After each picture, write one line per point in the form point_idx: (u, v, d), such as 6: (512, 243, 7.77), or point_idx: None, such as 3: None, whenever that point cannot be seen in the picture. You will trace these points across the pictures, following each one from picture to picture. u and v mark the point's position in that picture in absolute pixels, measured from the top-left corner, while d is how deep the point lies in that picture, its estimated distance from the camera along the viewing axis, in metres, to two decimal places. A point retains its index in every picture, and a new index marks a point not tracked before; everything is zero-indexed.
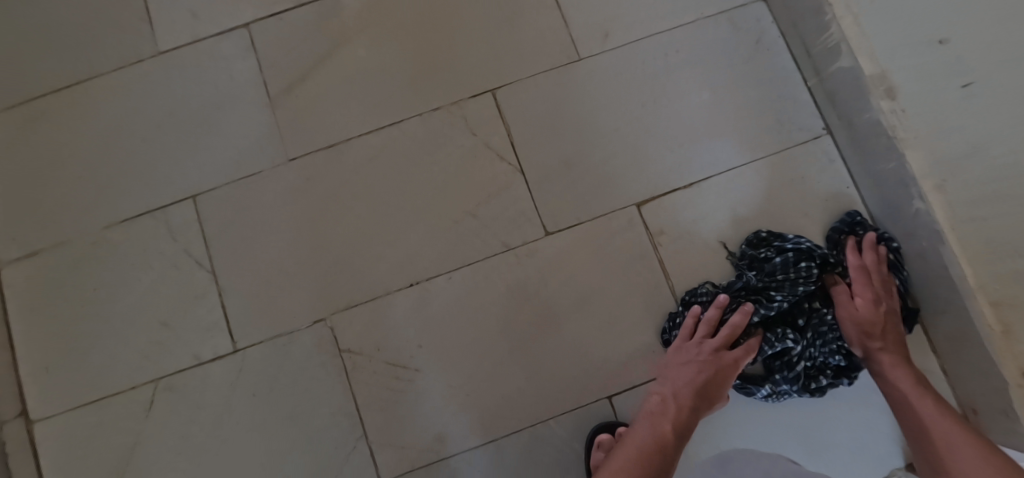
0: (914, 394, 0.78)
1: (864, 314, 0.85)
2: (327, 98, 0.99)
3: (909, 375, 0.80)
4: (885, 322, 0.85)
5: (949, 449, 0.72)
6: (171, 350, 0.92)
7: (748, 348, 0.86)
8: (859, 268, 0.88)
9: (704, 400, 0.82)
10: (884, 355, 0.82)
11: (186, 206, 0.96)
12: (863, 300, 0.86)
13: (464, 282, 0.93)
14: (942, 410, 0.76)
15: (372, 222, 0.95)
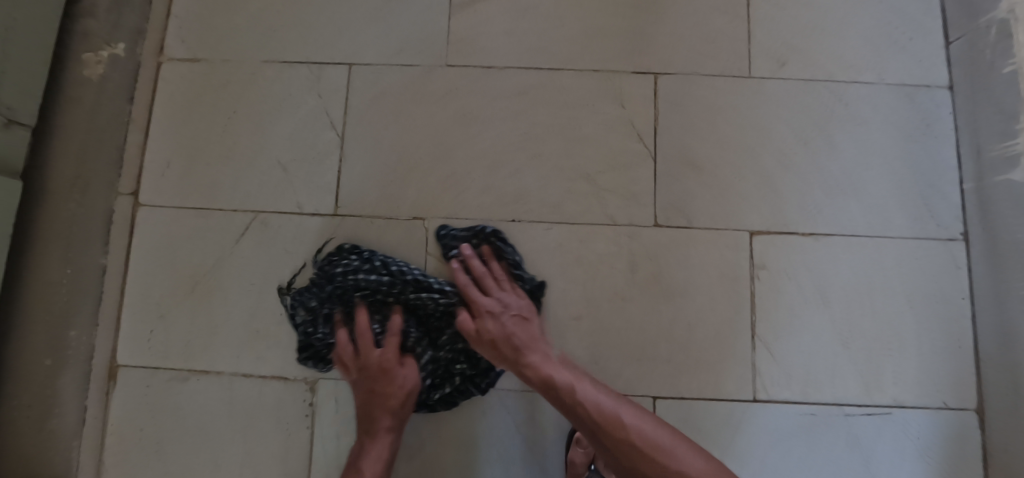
0: (565, 377, 0.82)
1: (494, 333, 0.86)
2: (502, 23, 1.01)
3: (525, 363, 0.84)
4: (512, 330, 0.86)
5: (615, 429, 0.77)
6: (280, 191, 0.97)
7: (392, 343, 0.87)
8: (467, 284, 0.89)
9: (382, 397, 0.85)
10: (513, 361, 0.85)
11: (340, 70, 1.01)
12: (478, 316, 0.87)
13: (562, 237, 0.95)
14: (577, 404, 0.80)
15: (498, 148, 0.97)
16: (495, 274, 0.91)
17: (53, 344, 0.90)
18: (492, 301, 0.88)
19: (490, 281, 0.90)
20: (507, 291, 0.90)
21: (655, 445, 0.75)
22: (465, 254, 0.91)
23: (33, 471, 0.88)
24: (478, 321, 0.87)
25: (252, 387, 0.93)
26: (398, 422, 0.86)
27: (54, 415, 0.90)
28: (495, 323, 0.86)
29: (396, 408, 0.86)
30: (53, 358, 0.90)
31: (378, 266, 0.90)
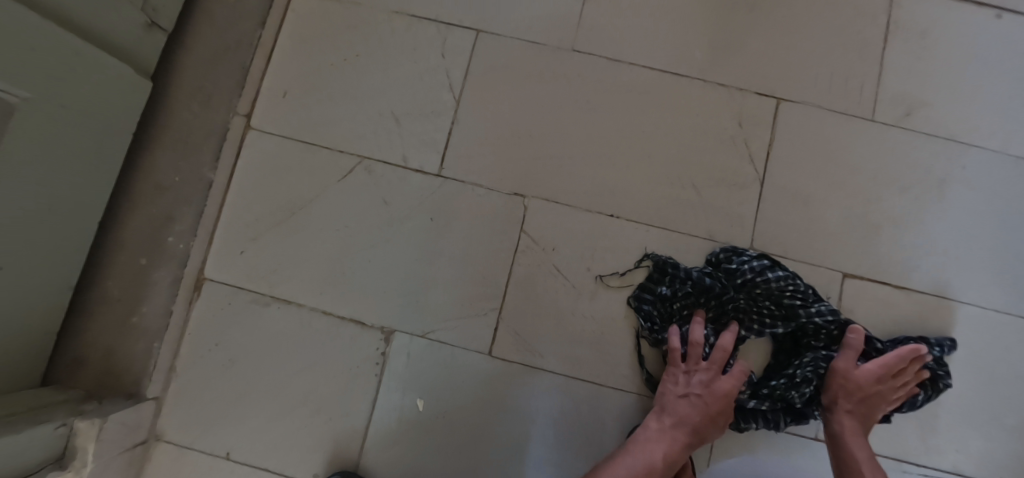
0: (867, 455, 0.85)
1: (855, 383, 0.88)
2: (635, 19, 1.01)
3: (852, 431, 0.86)
4: (876, 403, 0.88)
5: None
6: (388, 141, 0.98)
7: (739, 365, 0.88)
8: (886, 356, 0.88)
9: (711, 411, 0.86)
10: (852, 425, 0.87)
11: (467, 34, 1.01)
12: (866, 378, 0.87)
13: (658, 241, 0.95)
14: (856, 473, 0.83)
15: (610, 141, 0.97)
16: (906, 361, 0.88)
17: (149, 244, 0.92)
18: (884, 366, 0.88)
19: (908, 377, 0.89)
20: (903, 381, 0.89)
21: None
22: (916, 347, 0.88)
23: (113, 362, 0.89)
24: (862, 380, 0.88)
25: (329, 326, 0.94)
26: (705, 436, 0.86)
27: (141, 312, 0.91)
28: (874, 388, 0.87)
29: (713, 423, 0.86)
30: (147, 257, 0.92)
31: (766, 276, 0.91)
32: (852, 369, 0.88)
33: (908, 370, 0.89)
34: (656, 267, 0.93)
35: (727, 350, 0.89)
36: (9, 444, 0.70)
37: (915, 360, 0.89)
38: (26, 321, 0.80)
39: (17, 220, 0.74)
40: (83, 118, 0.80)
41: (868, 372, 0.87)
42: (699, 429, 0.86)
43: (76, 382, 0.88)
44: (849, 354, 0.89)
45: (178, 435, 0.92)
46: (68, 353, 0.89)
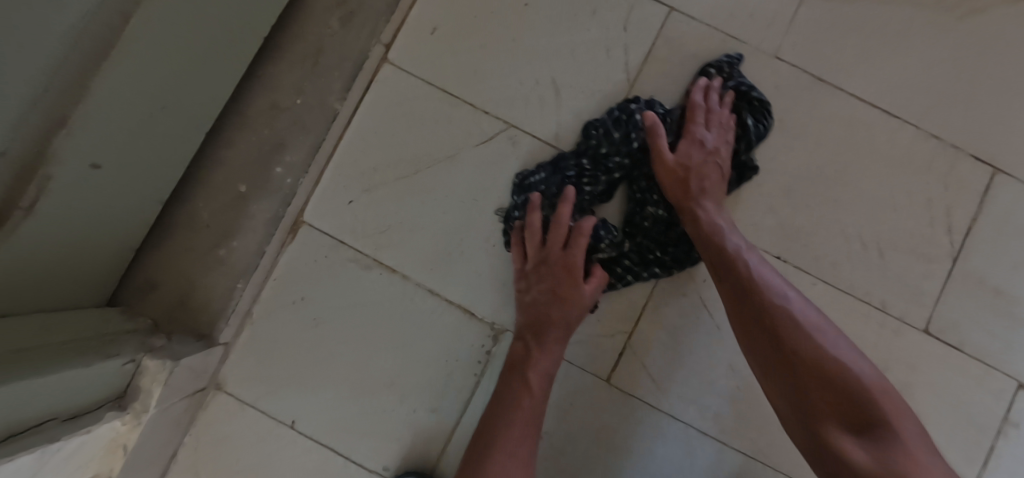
0: (771, 279, 0.70)
1: (689, 153, 0.78)
2: (855, 36, 0.85)
3: (731, 252, 0.72)
4: (699, 167, 0.78)
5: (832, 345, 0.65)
6: (542, 113, 0.84)
7: (583, 237, 0.77)
8: (693, 108, 0.80)
9: (564, 290, 0.78)
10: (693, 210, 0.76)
11: (658, 9, 0.85)
12: (676, 164, 0.78)
13: (820, 298, 0.84)
14: (771, 314, 0.67)
15: (791, 173, 0.85)
16: (717, 108, 0.81)
17: (253, 170, 0.79)
18: (709, 144, 0.79)
19: (717, 117, 0.80)
20: (719, 121, 0.80)
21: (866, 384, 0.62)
22: (703, 81, 0.81)
23: (188, 294, 0.78)
24: (677, 157, 0.78)
25: (432, 308, 0.83)
26: (557, 320, 0.77)
27: (230, 246, 0.79)
28: (692, 153, 0.78)
29: (576, 309, 0.78)
30: (248, 185, 0.79)
31: (616, 138, 0.80)
32: (664, 151, 0.78)
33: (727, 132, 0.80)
34: (516, 186, 0.82)
35: (567, 227, 0.78)
36: (79, 376, 0.60)
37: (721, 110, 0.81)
38: (111, 231, 0.68)
39: (128, 115, 0.62)
40: (223, 10, 0.67)
41: (670, 161, 0.78)
42: (547, 323, 0.77)
43: (144, 308, 0.76)
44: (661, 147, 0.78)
45: (242, 388, 0.82)
46: (141, 274, 0.77)
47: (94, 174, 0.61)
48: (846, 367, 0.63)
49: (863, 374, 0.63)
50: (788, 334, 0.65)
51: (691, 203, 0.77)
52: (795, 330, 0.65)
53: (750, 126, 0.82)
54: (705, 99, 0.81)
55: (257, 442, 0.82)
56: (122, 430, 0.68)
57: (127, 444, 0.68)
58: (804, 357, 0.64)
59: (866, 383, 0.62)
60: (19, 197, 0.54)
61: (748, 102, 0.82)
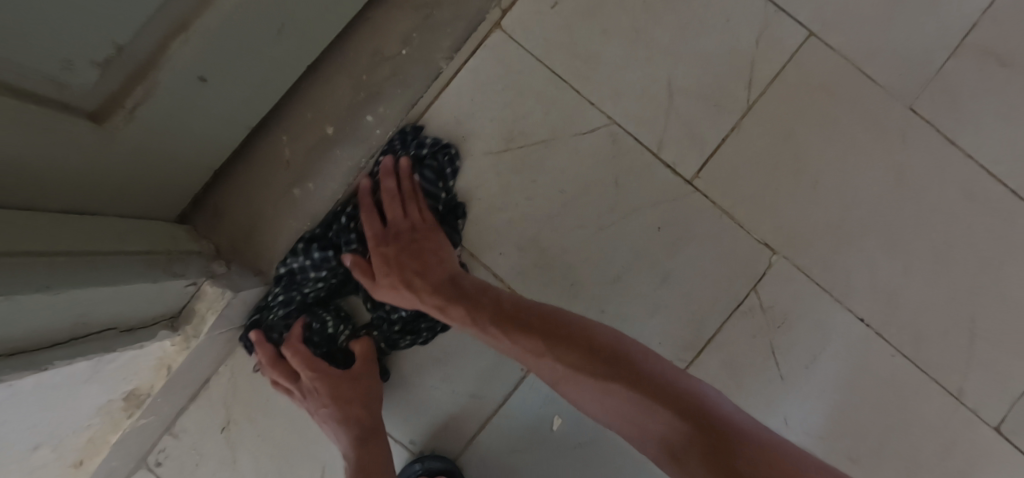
0: (549, 311, 0.69)
1: (392, 273, 0.73)
2: (1002, 103, 0.79)
3: (507, 304, 0.69)
4: (427, 264, 0.73)
5: (698, 396, 0.59)
6: (648, 116, 0.80)
7: (294, 356, 0.75)
8: (367, 206, 0.76)
9: (346, 414, 0.75)
10: (455, 308, 0.70)
11: (795, 32, 0.80)
12: (382, 274, 0.73)
13: (894, 370, 0.79)
14: (595, 376, 0.61)
15: (896, 235, 0.80)
16: (393, 192, 0.75)
17: (344, 113, 0.75)
18: (410, 213, 0.76)
19: (404, 197, 0.76)
20: (414, 213, 0.76)
21: (734, 424, 0.56)
22: (387, 165, 0.75)
23: (254, 227, 0.73)
24: (379, 245, 0.74)
25: None
26: (373, 437, 0.75)
27: (306, 187, 0.74)
28: (384, 273, 0.73)
29: (360, 407, 0.75)
30: (335, 128, 0.75)
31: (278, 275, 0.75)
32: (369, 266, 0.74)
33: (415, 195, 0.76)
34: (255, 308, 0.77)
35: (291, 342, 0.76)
36: (144, 290, 0.58)
37: (397, 180, 0.76)
38: (200, 147, 0.65)
39: (245, 33, 0.58)
40: None
41: (382, 267, 0.73)
42: (352, 428, 0.74)
43: (210, 233, 0.72)
44: (359, 267, 0.74)
45: None
46: (211, 196, 0.73)
47: (199, 87, 0.58)
48: (701, 411, 0.57)
49: (731, 414, 0.57)
50: (632, 406, 0.59)
51: (444, 296, 0.71)
52: (606, 374, 0.61)
53: (429, 162, 0.77)
54: (385, 187, 0.76)
55: None
56: (169, 351, 0.67)
57: (171, 365, 0.68)
58: (662, 415, 0.57)
59: (724, 418, 0.56)
60: (124, 99, 0.52)
61: (429, 167, 0.77)
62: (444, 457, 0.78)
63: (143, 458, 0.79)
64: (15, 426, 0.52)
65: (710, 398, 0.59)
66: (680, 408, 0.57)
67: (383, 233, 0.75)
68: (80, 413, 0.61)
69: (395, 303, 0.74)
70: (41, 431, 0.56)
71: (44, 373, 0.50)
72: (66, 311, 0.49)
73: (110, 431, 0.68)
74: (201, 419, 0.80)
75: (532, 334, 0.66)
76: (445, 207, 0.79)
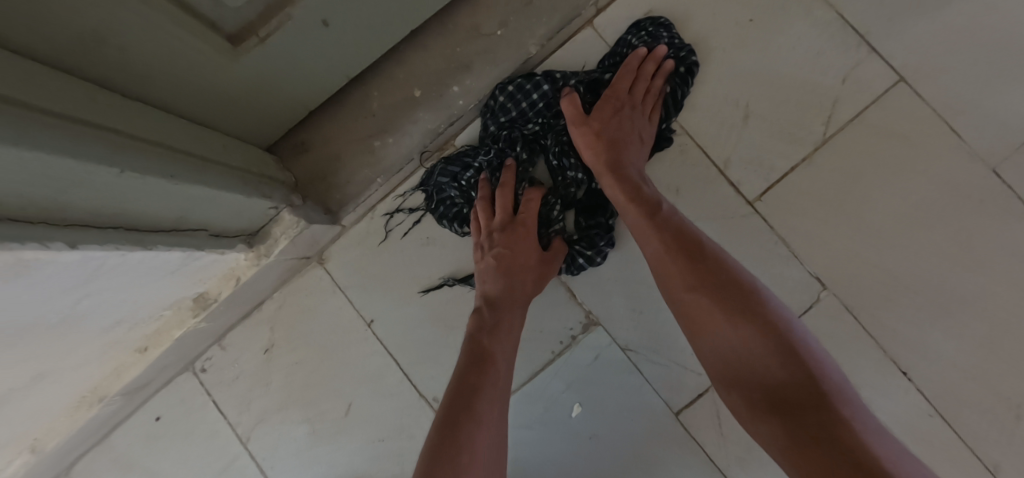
0: (709, 242, 0.67)
1: (590, 142, 0.76)
2: None
3: (673, 217, 0.69)
4: (625, 149, 0.75)
5: (833, 375, 0.57)
6: (722, 132, 0.81)
7: (530, 200, 0.79)
8: (627, 70, 0.78)
9: (515, 270, 0.76)
10: (631, 193, 0.71)
11: (883, 77, 0.80)
12: (599, 122, 0.76)
13: (926, 431, 0.78)
14: (741, 306, 0.60)
15: (954, 295, 0.78)
16: (642, 73, 0.78)
17: (433, 79, 0.80)
18: (635, 104, 0.78)
19: (643, 85, 0.78)
20: (636, 101, 0.78)
21: (862, 413, 0.54)
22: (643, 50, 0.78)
23: (331, 170, 0.80)
24: (593, 120, 0.77)
25: None
26: (513, 305, 0.75)
27: (385, 141, 0.80)
28: (585, 139, 0.76)
29: (533, 281, 0.77)
30: (422, 91, 0.80)
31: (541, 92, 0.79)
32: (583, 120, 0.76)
33: (649, 93, 0.78)
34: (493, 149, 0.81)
35: (508, 188, 0.79)
36: (236, 203, 0.64)
37: (655, 70, 0.78)
38: (305, 86, 0.71)
39: None
40: None
41: (593, 120, 0.76)
42: (514, 280, 0.76)
43: (295, 166, 0.79)
44: (579, 112, 0.77)
45: (340, 272, 0.85)
46: (297, 134, 0.80)
47: (321, 31, 0.65)
48: (832, 385, 0.56)
49: (855, 404, 0.55)
50: (766, 346, 0.58)
51: (627, 179, 0.72)
52: (755, 308, 0.60)
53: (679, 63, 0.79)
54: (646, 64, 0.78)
55: (334, 326, 0.85)
56: (241, 263, 0.73)
57: (240, 277, 0.73)
58: (794, 370, 0.56)
59: (851, 408, 0.54)
60: (259, 28, 0.59)
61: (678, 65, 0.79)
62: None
63: (191, 362, 0.87)
64: (112, 296, 0.58)
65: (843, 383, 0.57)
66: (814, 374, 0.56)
67: (606, 107, 0.77)
68: (157, 301, 0.67)
69: (582, 150, 0.76)
70: (125, 308, 0.63)
71: (150, 253, 0.55)
72: (169, 201, 0.54)
73: (175, 327, 0.75)
74: (248, 337, 0.86)
75: (693, 249, 0.65)
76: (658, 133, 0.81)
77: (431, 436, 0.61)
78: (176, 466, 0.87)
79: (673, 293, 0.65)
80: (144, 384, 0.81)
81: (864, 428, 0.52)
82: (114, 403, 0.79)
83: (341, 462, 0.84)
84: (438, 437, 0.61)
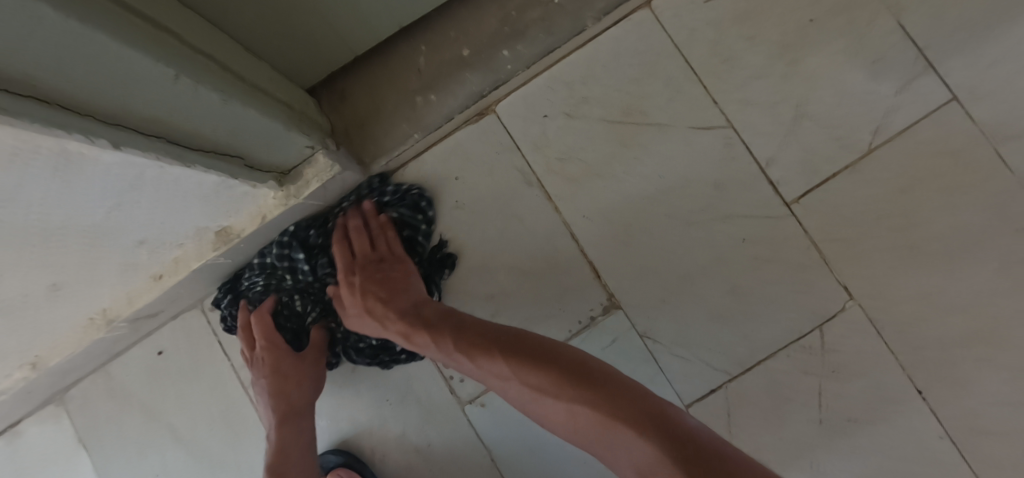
0: (503, 331, 0.68)
1: (354, 307, 0.76)
2: None
3: (470, 325, 0.69)
4: (387, 299, 0.75)
5: (665, 408, 0.58)
6: (767, 131, 0.80)
7: (256, 324, 0.79)
8: (345, 232, 0.80)
9: (280, 405, 0.78)
10: (418, 337, 0.71)
11: (938, 93, 0.79)
12: (351, 301, 0.77)
13: (938, 452, 0.77)
14: (560, 399, 0.61)
15: (982, 320, 0.77)
16: (361, 232, 0.80)
17: (484, 39, 0.77)
18: (379, 247, 0.79)
19: (364, 243, 0.79)
20: (370, 256, 0.78)
21: (706, 435, 0.56)
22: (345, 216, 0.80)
23: (370, 120, 0.78)
24: (350, 272, 0.78)
25: (567, 253, 0.82)
26: (302, 423, 0.79)
27: (428, 97, 0.78)
28: (351, 300, 0.76)
29: (296, 388, 0.79)
30: (472, 52, 0.77)
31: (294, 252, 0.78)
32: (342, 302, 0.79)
33: (394, 249, 0.80)
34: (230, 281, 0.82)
35: (263, 325, 0.79)
36: (278, 134, 0.62)
37: (377, 222, 0.81)
38: (354, 27, 0.69)
39: None
40: None
41: (348, 302, 0.77)
42: (292, 420, 0.78)
43: (332, 111, 0.77)
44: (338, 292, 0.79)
45: None
46: (341, 81, 0.78)
47: None
48: (668, 423, 0.56)
49: (695, 426, 0.57)
50: (598, 426, 0.58)
51: (408, 323, 0.72)
52: (569, 392, 0.60)
53: (405, 200, 0.81)
54: (372, 219, 0.81)
55: None
56: (270, 202, 0.71)
57: (267, 216, 0.71)
58: (626, 436, 0.56)
59: (696, 436, 0.55)
60: None
61: (403, 206, 0.81)
62: (346, 452, 0.82)
63: (201, 299, 0.85)
64: (141, 212, 0.57)
65: (679, 413, 0.59)
66: (642, 428, 0.56)
67: (344, 270, 0.78)
68: (181, 227, 0.65)
69: (360, 326, 0.77)
70: (150, 227, 0.61)
71: (186, 170, 0.53)
72: (220, 119, 0.52)
73: (193, 258, 0.72)
74: None
75: (498, 359, 0.65)
76: (433, 253, 0.83)
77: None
78: (176, 401, 0.86)
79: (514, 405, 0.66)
80: (153, 314, 0.79)
81: (709, 448, 0.54)
82: (121, 329, 0.77)
83: (345, 416, 0.84)
84: None
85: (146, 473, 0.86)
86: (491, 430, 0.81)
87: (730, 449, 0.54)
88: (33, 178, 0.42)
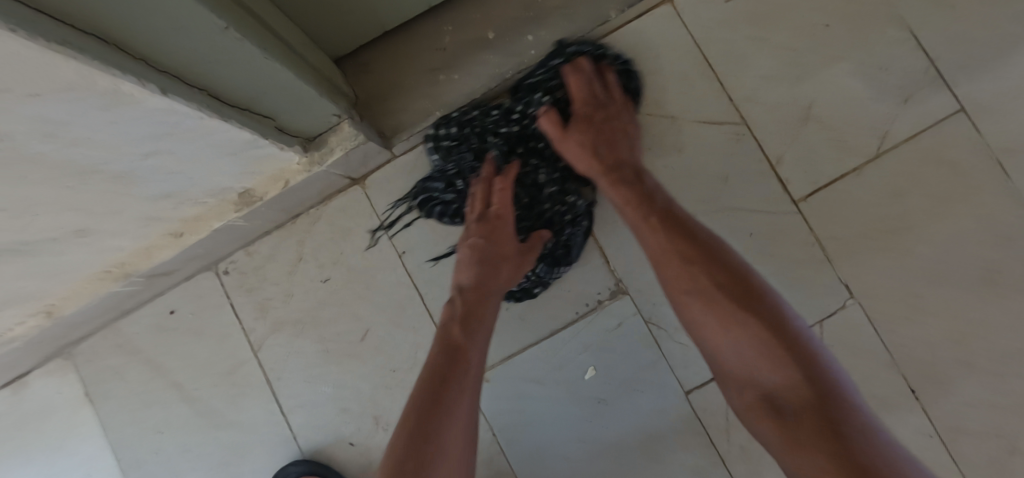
0: (704, 230, 0.66)
1: (580, 141, 0.75)
2: None
3: (670, 207, 0.68)
4: (614, 142, 0.75)
5: (834, 374, 0.55)
6: (779, 130, 0.82)
7: (501, 191, 0.75)
8: (587, 74, 0.77)
9: (495, 259, 0.73)
10: (620, 186, 0.71)
11: (944, 103, 0.81)
12: (576, 133, 0.75)
13: (923, 450, 0.79)
14: (733, 305, 0.58)
15: (975, 326, 0.80)
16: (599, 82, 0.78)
17: (508, 22, 0.79)
18: (612, 102, 0.78)
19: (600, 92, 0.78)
20: (602, 104, 0.77)
21: (863, 414, 0.52)
22: (583, 63, 0.78)
23: (392, 95, 0.80)
24: (579, 111, 0.76)
25: None
26: (490, 287, 0.72)
27: (450, 76, 0.79)
28: (576, 134, 0.75)
29: (507, 265, 0.73)
30: (496, 34, 0.79)
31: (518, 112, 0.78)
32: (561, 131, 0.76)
33: (618, 98, 0.79)
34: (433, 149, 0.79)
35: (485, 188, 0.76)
36: (309, 100, 0.63)
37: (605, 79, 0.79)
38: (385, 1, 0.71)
39: None
40: None
41: (573, 133, 0.75)
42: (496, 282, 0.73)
43: (356, 83, 0.79)
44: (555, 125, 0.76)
45: (380, 199, 0.85)
46: (365, 54, 0.80)
47: None
48: (828, 387, 0.53)
49: (855, 401, 0.53)
50: (758, 349, 0.56)
51: (621, 173, 0.72)
52: (748, 305, 0.58)
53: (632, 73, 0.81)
54: (606, 78, 0.79)
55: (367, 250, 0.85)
56: (293, 167, 0.72)
57: (289, 181, 0.73)
58: (788, 373, 0.54)
59: (851, 410, 0.52)
60: None
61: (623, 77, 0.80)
62: (304, 461, 0.82)
63: (215, 262, 0.87)
64: (173, 163, 0.58)
65: (846, 384, 0.55)
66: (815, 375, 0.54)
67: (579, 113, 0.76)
68: (206, 184, 0.67)
69: (574, 159, 0.75)
70: (177, 180, 0.62)
71: (222, 125, 0.55)
72: (251, 81, 0.54)
73: (213, 218, 0.74)
74: (277, 247, 0.86)
75: (690, 243, 0.63)
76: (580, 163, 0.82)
77: (395, 443, 0.59)
78: (184, 360, 0.87)
79: (670, 292, 0.63)
80: (168, 272, 0.80)
81: (855, 424, 0.51)
82: (136, 284, 0.78)
83: (348, 386, 0.85)
84: (404, 448, 0.57)
85: (151, 429, 0.87)
86: (493, 405, 0.83)
87: (883, 439, 0.50)
88: (78, 111, 0.44)
